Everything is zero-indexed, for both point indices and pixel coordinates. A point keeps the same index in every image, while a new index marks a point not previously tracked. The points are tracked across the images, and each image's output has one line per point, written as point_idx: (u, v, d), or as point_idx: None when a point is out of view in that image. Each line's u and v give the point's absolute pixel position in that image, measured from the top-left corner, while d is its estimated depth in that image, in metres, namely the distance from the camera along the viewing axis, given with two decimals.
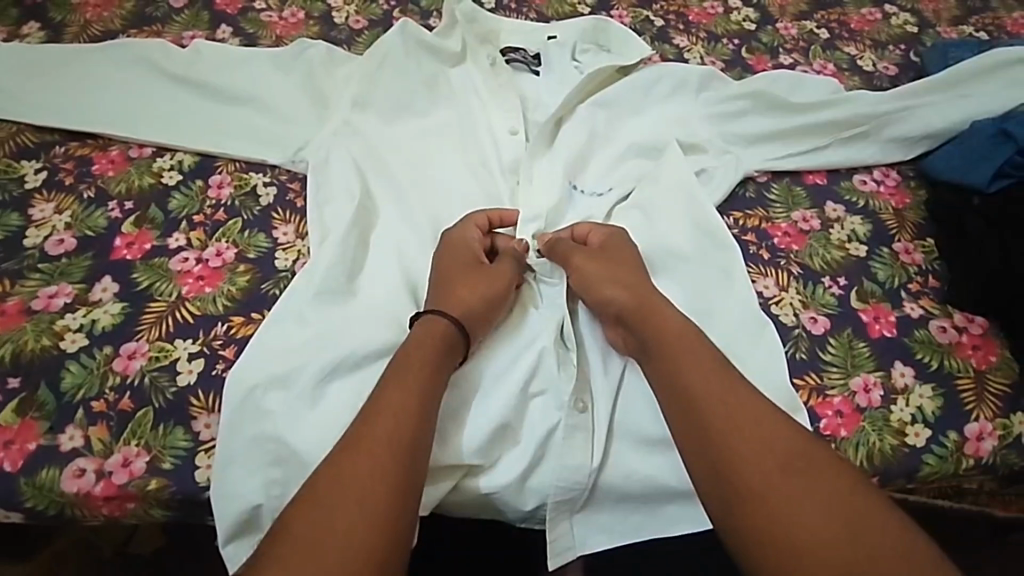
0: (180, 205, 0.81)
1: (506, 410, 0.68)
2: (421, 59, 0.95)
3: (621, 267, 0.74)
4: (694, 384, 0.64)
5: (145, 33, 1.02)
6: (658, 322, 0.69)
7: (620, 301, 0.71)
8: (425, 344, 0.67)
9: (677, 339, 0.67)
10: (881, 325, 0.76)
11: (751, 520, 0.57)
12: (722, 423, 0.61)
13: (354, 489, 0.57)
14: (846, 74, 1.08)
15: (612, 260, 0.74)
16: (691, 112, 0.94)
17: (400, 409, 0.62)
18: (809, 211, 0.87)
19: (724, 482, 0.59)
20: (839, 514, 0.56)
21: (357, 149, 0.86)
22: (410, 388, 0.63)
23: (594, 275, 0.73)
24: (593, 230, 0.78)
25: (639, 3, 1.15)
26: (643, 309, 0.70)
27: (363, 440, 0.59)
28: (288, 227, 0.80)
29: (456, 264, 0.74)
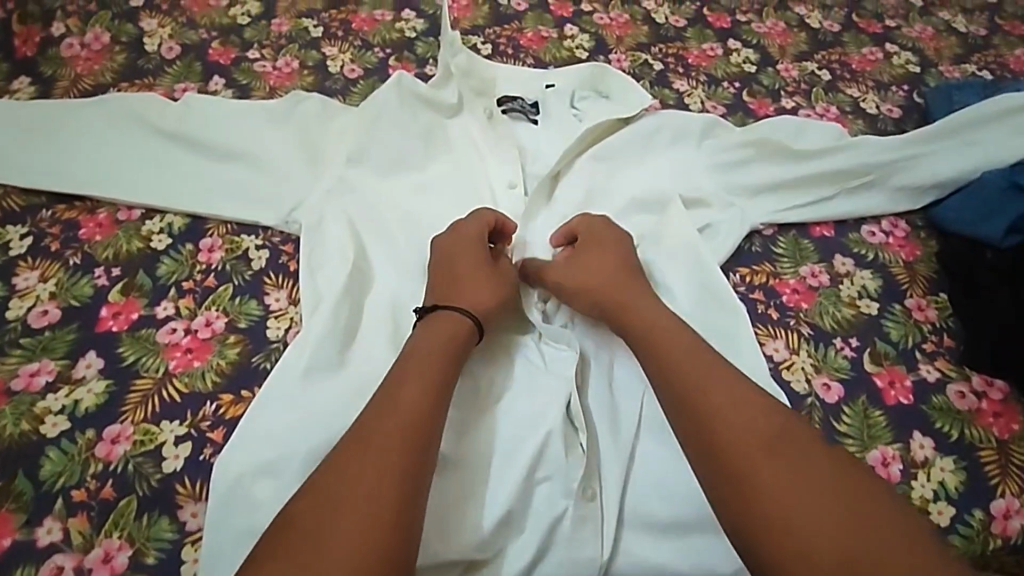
0: (168, 271, 0.78)
1: (512, 501, 0.65)
2: (417, 111, 0.93)
3: (598, 267, 0.77)
4: (685, 381, 0.65)
5: (136, 86, 1.00)
6: (633, 318, 0.73)
7: (594, 301, 0.75)
8: (434, 348, 0.68)
9: (666, 337, 0.69)
10: (897, 391, 0.74)
11: (756, 511, 0.56)
12: (714, 414, 0.62)
13: (352, 486, 0.56)
14: (850, 117, 1.06)
15: (590, 260, 0.78)
16: (693, 162, 0.92)
17: (400, 409, 0.61)
18: (817, 265, 0.85)
19: (725, 475, 0.59)
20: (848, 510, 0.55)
21: (351, 208, 0.83)
22: (413, 389, 0.63)
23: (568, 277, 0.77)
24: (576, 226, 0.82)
25: (638, 46, 1.14)
26: (611, 307, 0.74)
27: (362, 440, 0.59)
28: (281, 293, 0.77)
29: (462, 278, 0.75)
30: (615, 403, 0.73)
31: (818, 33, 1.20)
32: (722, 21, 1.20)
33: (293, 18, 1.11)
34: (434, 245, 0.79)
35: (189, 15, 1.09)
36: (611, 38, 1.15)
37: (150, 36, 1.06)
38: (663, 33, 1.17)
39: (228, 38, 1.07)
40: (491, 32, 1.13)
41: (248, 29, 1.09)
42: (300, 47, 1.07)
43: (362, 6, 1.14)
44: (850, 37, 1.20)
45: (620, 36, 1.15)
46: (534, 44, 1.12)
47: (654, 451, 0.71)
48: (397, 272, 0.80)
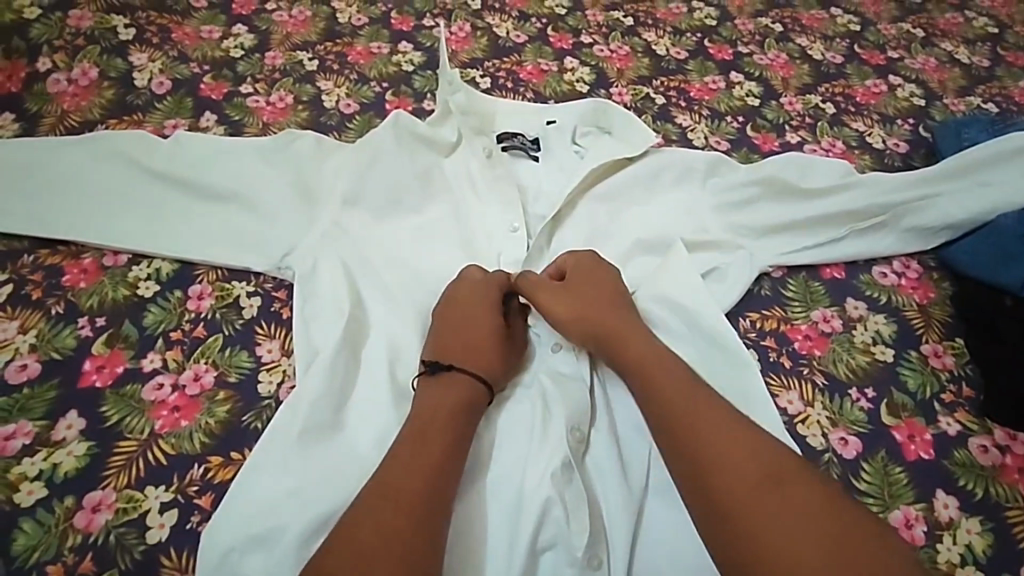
0: (155, 320, 0.75)
1: (517, 574, 0.63)
2: (415, 151, 0.90)
3: (592, 296, 0.75)
4: (676, 393, 0.65)
5: (125, 123, 0.97)
6: (626, 350, 0.71)
7: (585, 333, 0.73)
8: (446, 399, 0.67)
9: (649, 359, 0.68)
10: (916, 446, 0.72)
11: (720, 507, 0.57)
12: (697, 420, 0.62)
13: (371, 527, 0.56)
14: (856, 152, 1.04)
15: (580, 292, 0.75)
16: (699, 202, 0.89)
17: (423, 456, 0.62)
18: (829, 309, 0.83)
19: (699, 474, 0.59)
20: (815, 519, 0.54)
21: (348, 254, 0.80)
22: (440, 437, 0.64)
23: (560, 302, 0.75)
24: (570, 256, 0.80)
25: (639, 79, 1.12)
26: (606, 336, 0.72)
27: (383, 484, 0.59)
28: (273, 343, 0.75)
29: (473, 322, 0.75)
30: (622, 460, 0.70)
31: (820, 64, 1.18)
32: (723, 53, 1.18)
33: (287, 51, 1.09)
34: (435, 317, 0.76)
35: (181, 49, 1.07)
36: (612, 71, 1.13)
37: (140, 71, 1.03)
38: (664, 65, 1.15)
39: (221, 72, 1.05)
40: (490, 65, 1.11)
41: (241, 63, 1.07)
42: (295, 81, 1.05)
43: (358, 39, 1.12)
44: (853, 69, 1.18)
45: (621, 69, 1.13)
46: (534, 77, 1.10)
47: (666, 513, 0.68)
48: (391, 325, 0.76)
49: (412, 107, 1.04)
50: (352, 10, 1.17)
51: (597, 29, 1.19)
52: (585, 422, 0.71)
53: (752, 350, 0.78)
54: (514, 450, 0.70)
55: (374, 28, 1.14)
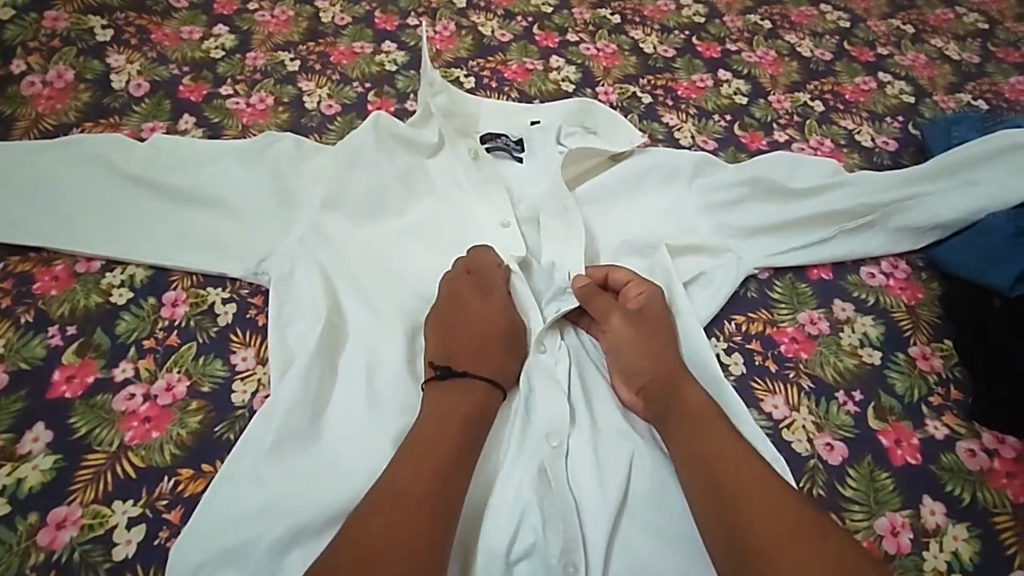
0: (127, 328, 0.74)
1: None
2: (395, 152, 0.88)
3: (659, 334, 0.75)
4: (710, 441, 0.65)
5: (101, 126, 0.95)
6: (683, 390, 0.70)
7: (645, 366, 0.71)
8: (448, 412, 0.66)
9: (675, 384, 0.70)
10: (903, 450, 0.71)
11: (740, 544, 0.58)
12: (729, 471, 0.62)
13: (380, 535, 0.56)
14: (844, 150, 1.03)
15: (650, 336, 0.74)
16: (685, 202, 0.88)
17: (429, 462, 0.61)
18: (816, 311, 0.82)
19: (727, 523, 0.60)
20: (835, 558, 0.56)
21: (326, 258, 0.79)
22: (444, 442, 0.63)
23: (627, 334, 0.74)
24: (633, 281, 0.79)
25: (625, 78, 1.10)
26: (667, 375, 0.71)
27: (389, 492, 0.59)
28: (248, 351, 0.74)
29: (471, 322, 0.74)
30: (599, 465, 0.68)
31: (810, 62, 1.17)
32: (711, 50, 1.17)
33: (268, 51, 1.07)
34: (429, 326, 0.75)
35: (160, 50, 1.05)
36: (598, 69, 1.12)
37: (117, 72, 1.02)
38: (651, 64, 1.13)
39: (200, 73, 1.03)
40: (474, 64, 1.10)
41: (221, 64, 1.05)
42: (276, 82, 1.03)
43: (341, 38, 1.11)
44: (843, 66, 1.17)
45: (607, 67, 1.12)
46: (519, 76, 1.09)
47: (648, 522, 0.67)
48: (368, 330, 0.75)
49: (394, 108, 1.02)
50: (335, 9, 1.15)
51: (584, 26, 1.18)
52: (563, 426, 0.70)
53: (737, 353, 0.77)
54: (492, 454, 0.68)
55: (357, 27, 1.13)
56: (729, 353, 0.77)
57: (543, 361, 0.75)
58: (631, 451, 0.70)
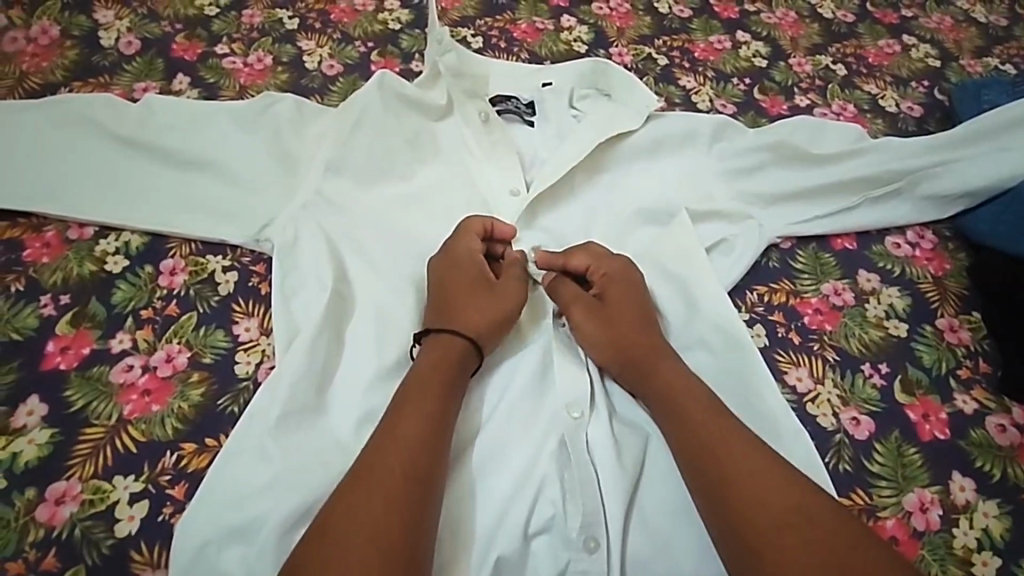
0: (124, 298, 0.70)
1: (507, 557, 0.60)
2: (402, 114, 0.85)
3: (627, 320, 0.70)
4: (695, 421, 0.62)
5: (90, 85, 0.91)
6: (658, 380, 0.66)
7: (615, 361, 0.68)
8: (432, 378, 0.63)
9: (658, 371, 0.66)
10: (931, 425, 0.69)
11: (752, 530, 0.55)
12: (725, 454, 0.59)
13: (364, 502, 0.54)
14: (868, 116, 0.99)
15: (617, 320, 0.70)
16: (703, 168, 0.86)
17: (413, 427, 0.59)
18: (840, 282, 0.78)
19: (723, 505, 0.57)
20: (818, 525, 0.54)
21: (331, 226, 0.76)
22: (420, 413, 0.60)
23: (599, 330, 0.69)
24: (593, 260, 0.74)
25: (640, 39, 1.06)
26: (637, 367, 0.67)
27: (371, 464, 0.56)
28: (251, 321, 0.70)
29: (462, 280, 0.70)
30: (614, 437, 0.66)
31: (831, 24, 1.12)
32: (729, 11, 1.12)
33: (266, 9, 1.02)
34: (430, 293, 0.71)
35: (151, 6, 1.00)
36: (612, 30, 1.07)
37: (106, 29, 0.96)
38: (667, 24, 1.09)
39: (195, 31, 0.98)
40: (482, 24, 1.05)
41: (217, 22, 1.00)
42: (274, 41, 0.99)
43: None
44: (865, 28, 1.12)
45: (621, 28, 1.07)
46: (529, 36, 1.04)
47: (669, 500, 0.65)
48: (380, 299, 0.72)
49: (399, 69, 0.98)
50: None
51: None
52: (584, 399, 0.67)
53: (759, 325, 0.74)
54: (507, 429, 0.66)
55: None
56: (751, 325, 0.74)
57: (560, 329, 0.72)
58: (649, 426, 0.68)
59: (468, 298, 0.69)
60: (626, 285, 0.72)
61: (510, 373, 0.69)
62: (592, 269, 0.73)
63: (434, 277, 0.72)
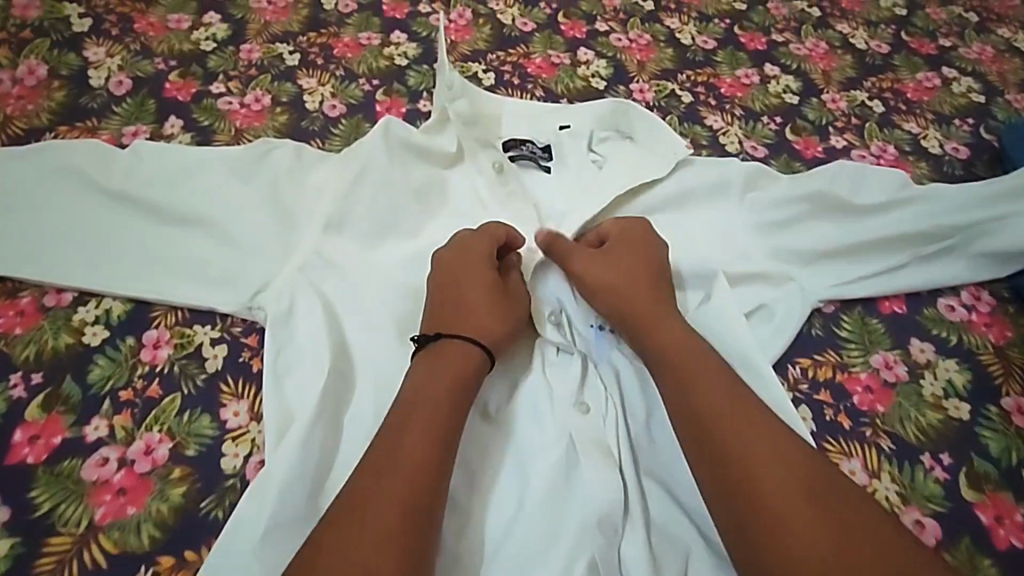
0: (101, 376, 0.65)
1: None
2: (410, 163, 0.79)
3: (648, 293, 0.68)
4: (717, 422, 0.58)
5: (76, 129, 0.85)
6: (680, 365, 0.63)
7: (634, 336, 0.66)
8: (440, 386, 0.60)
9: (681, 360, 0.63)
10: (1007, 529, 0.62)
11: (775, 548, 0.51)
12: (746, 461, 0.55)
13: (363, 522, 0.51)
14: (911, 159, 0.92)
15: (635, 285, 0.68)
16: (735, 221, 0.79)
17: (418, 434, 0.56)
18: (891, 353, 0.72)
19: (743, 518, 0.53)
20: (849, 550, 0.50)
21: (331, 290, 0.71)
22: (425, 420, 0.57)
23: (615, 286, 0.68)
24: (621, 227, 0.74)
25: (662, 74, 0.99)
26: (658, 349, 0.65)
27: (374, 473, 0.54)
28: (240, 404, 0.65)
29: (467, 279, 0.68)
30: (651, 555, 0.59)
31: (865, 55, 1.05)
32: (756, 42, 1.05)
33: (265, 44, 0.96)
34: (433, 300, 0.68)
35: (143, 41, 0.94)
36: (632, 63, 1.00)
37: (96, 67, 0.90)
38: (690, 57, 1.02)
39: (189, 68, 0.93)
40: (493, 58, 0.98)
41: (213, 58, 0.94)
42: (273, 79, 0.93)
43: (346, 28, 0.99)
44: (901, 60, 1.05)
45: (641, 61, 1.01)
46: (544, 72, 0.98)
47: None
48: (385, 377, 0.66)
49: (406, 109, 0.92)
50: None
51: (613, 15, 1.06)
52: (616, 511, 0.60)
53: (805, 406, 0.67)
54: (529, 545, 0.59)
55: (364, 15, 1.01)
56: (796, 406, 0.67)
57: (584, 414, 0.65)
58: (687, 541, 0.61)
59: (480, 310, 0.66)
60: (650, 258, 0.71)
61: (529, 471, 0.63)
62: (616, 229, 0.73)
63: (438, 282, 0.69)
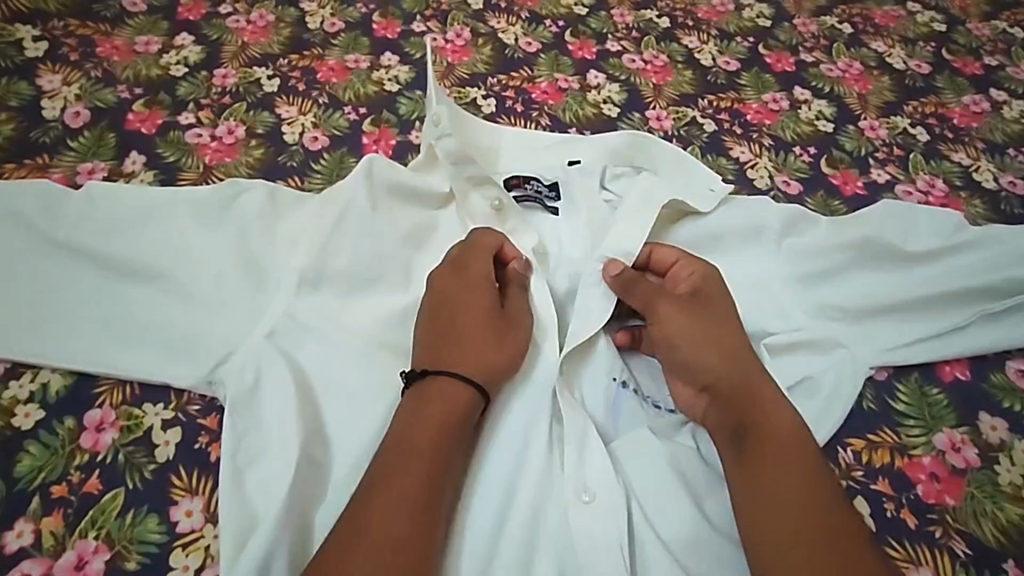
0: (30, 467, 0.56)
1: None
2: (398, 210, 0.69)
3: (715, 334, 0.62)
4: (766, 465, 0.54)
5: (25, 168, 0.75)
6: (741, 409, 0.58)
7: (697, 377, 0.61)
8: (430, 428, 0.54)
9: (742, 399, 0.58)
10: None
11: None
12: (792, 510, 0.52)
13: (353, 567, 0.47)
14: (962, 196, 0.82)
15: (700, 324, 0.62)
16: (769, 274, 0.69)
17: (407, 470, 0.52)
18: (958, 431, 0.62)
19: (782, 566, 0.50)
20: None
21: (309, 360, 0.61)
22: (418, 453, 0.53)
23: (680, 323, 0.62)
24: (682, 260, 0.67)
25: (681, 99, 0.90)
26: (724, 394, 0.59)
27: (364, 512, 0.50)
28: (194, 501, 0.56)
29: (456, 292, 0.62)
30: None
31: (904, 76, 0.95)
32: (784, 62, 0.95)
33: (242, 67, 0.87)
34: (420, 326, 0.62)
35: (106, 66, 0.85)
36: (647, 87, 0.91)
37: (50, 97, 0.81)
38: (711, 80, 0.92)
39: (156, 96, 0.83)
40: (494, 82, 0.89)
41: (183, 84, 0.85)
42: (249, 107, 0.83)
43: (331, 50, 0.90)
44: (945, 81, 0.95)
45: (657, 84, 0.91)
46: (550, 98, 0.88)
47: None
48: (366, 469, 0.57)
49: (396, 140, 0.82)
50: (325, 13, 0.94)
51: (626, 33, 0.96)
52: None
53: (862, 500, 0.58)
54: None
55: (351, 35, 0.92)
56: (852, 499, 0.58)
57: (585, 511, 0.55)
58: None
59: (470, 339, 0.60)
60: (714, 296, 0.64)
61: None
62: (677, 262, 0.67)
63: (430, 301, 0.63)
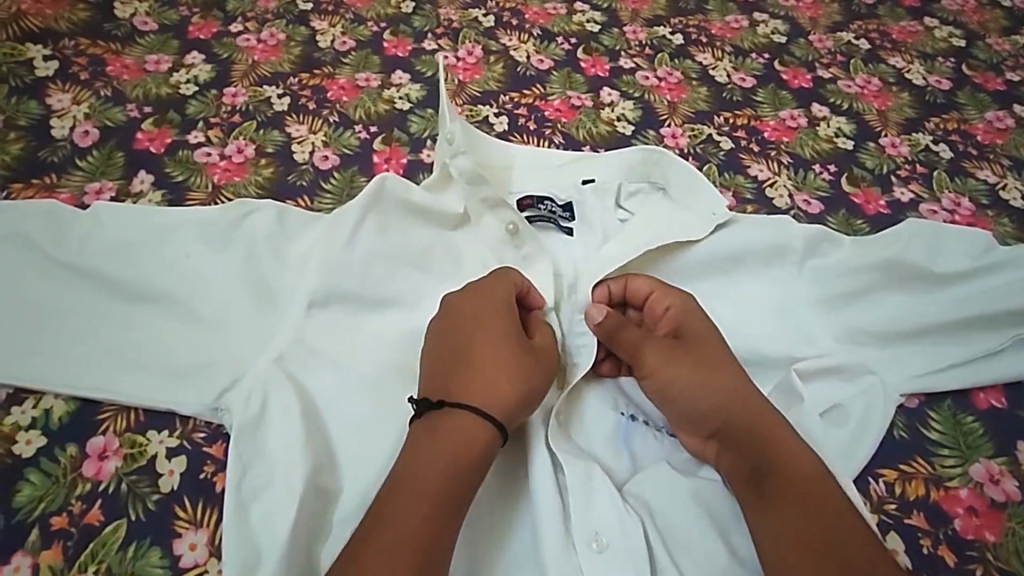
0: (29, 498, 0.54)
1: None
2: (411, 228, 0.67)
3: (706, 370, 0.59)
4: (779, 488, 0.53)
5: (32, 188, 0.74)
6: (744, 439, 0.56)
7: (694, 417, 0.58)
8: (439, 446, 0.52)
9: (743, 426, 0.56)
10: None
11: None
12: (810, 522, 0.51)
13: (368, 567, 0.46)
14: (989, 214, 0.80)
15: (688, 363, 0.59)
16: (794, 298, 0.66)
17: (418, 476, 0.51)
18: (995, 462, 0.61)
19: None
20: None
21: (320, 385, 0.60)
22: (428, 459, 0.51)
23: (666, 367, 0.59)
24: (656, 291, 0.64)
25: (696, 116, 0.88)
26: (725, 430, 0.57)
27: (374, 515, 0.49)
28: (198, 534, 0.54)
29: (463, 320, 0.60)
30: None
31: (925, 92, 0.93)
32: (801, 78, 0.94)
33: (251, 86, 0.86)
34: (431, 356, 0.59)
35: (115, 85, 0.84)
36: (661, 104, 0.89)
37: (59, 116, 0.80)
38: (726, 97, 0.90)
39: (165, 115, 0.82)
40: (506, 100, 0.87)
41: (192, 102, 0.84)
42: (258, 126, 0.82)
43: (341, 68, 0.89)
44: (966, 97, 0.93)
45: (672, 102, 0.89)
46: (563, 116, 0.87)
47: None
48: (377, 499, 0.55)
49: (407, 159, 0.81)
50: (335, 31, 0.93)
51: (638, 50, 0.95)
52: None
53: (896, 535, 0.57)
54: None
55: (362, 53, 0.91)
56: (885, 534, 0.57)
57: (598, 563, 0.53)
58: None
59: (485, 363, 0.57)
60: (697, 328, 0.62)
61: None
62: (652, 297, 0.64)
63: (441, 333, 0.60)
